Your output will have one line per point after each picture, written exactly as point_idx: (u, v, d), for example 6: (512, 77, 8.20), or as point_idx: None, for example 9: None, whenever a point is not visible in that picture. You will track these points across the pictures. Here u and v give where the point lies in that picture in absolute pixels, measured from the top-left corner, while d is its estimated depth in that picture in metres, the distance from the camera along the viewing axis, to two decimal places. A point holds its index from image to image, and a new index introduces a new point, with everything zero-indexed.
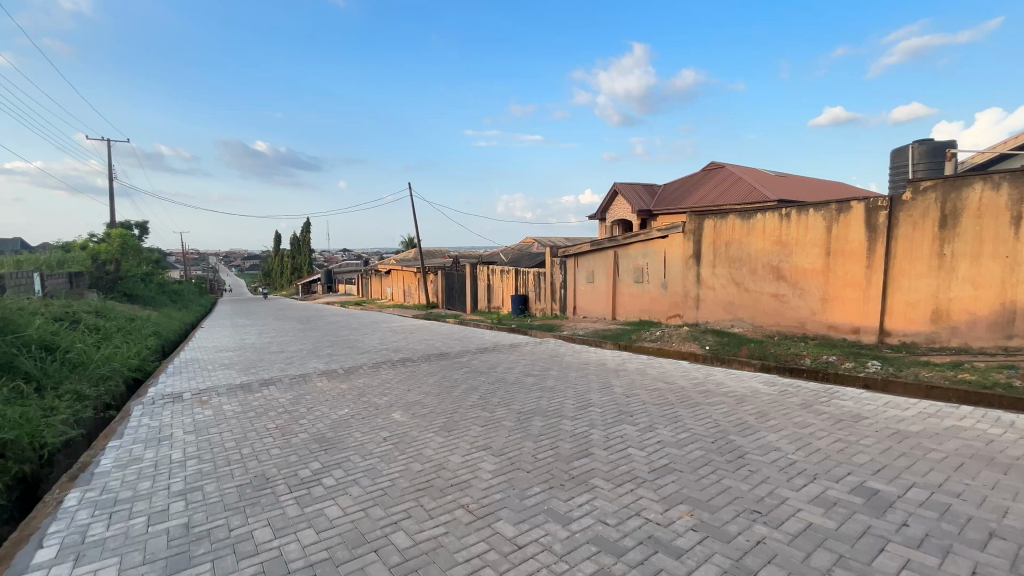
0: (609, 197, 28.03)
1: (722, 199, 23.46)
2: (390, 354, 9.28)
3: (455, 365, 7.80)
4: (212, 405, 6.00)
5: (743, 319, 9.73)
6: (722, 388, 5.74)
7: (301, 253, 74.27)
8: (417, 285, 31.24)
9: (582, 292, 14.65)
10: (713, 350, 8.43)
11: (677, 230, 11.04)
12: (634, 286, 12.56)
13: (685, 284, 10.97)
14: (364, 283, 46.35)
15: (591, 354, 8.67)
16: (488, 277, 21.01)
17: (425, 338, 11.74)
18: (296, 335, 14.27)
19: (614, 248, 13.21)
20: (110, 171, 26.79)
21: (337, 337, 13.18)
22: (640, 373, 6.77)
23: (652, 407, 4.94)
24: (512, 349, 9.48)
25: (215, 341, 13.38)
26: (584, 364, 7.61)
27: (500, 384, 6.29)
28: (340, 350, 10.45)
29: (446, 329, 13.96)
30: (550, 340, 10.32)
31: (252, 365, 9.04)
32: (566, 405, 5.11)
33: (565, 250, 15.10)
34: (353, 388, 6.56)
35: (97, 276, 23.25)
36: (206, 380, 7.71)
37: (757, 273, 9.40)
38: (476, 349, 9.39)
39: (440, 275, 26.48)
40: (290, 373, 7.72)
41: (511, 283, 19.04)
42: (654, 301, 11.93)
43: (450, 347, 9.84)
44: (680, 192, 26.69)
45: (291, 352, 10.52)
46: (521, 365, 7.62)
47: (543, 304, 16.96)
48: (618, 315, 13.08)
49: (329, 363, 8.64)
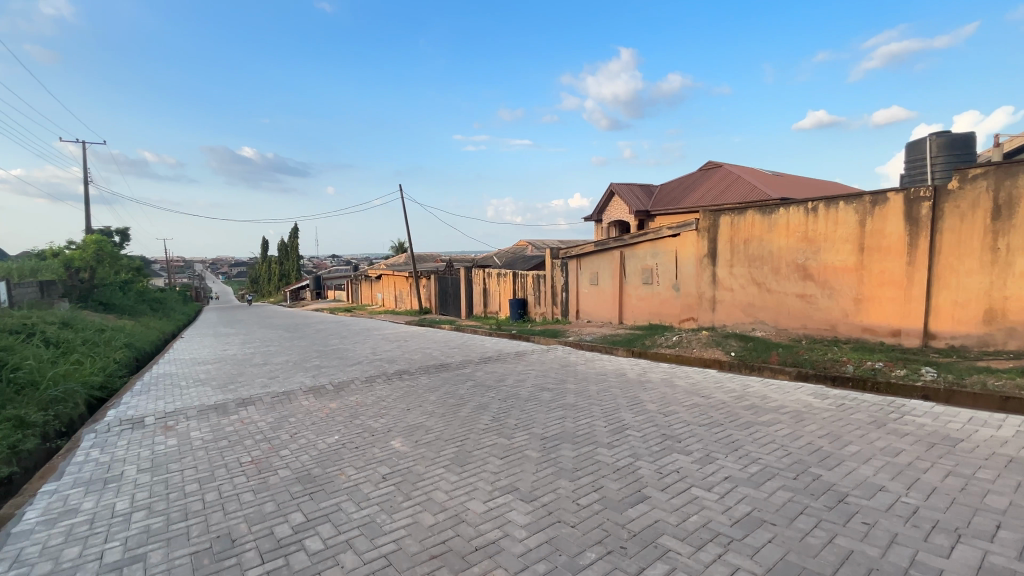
0: (606, 198, 27.42)
1: (722, 198, 22.94)
2: (384, 366, 8.42)
3: (458, 378, 6.98)
4: (178, 432, 5.13)
5: (765, 322, 9.04)
6: (770, 403, 5.00)
7: (289, 259, 72.85)
8: (409, 290, 30.31)
9: (585, 295, 13.92)
10: (740, 357, 7.71)
11: (690, 227, 10.37)
12: (643, 289, 11.85)
13: (699, 285, 10.28)
14: (353, 289, 45.25)
15: (606, 363, 7.92)
16: (484, 280, 20.19)
17: (422, 347, 10.91)
18: (281, 345, 13.33)
19: (620, 248, 12.51)
20: (86, 175, 25.74)
21: (327, 347, 12.27)
22: (668, 385, 6.02)
23: (698, 429, 4.18)
24: (519, 358, 8.69)
25: (193, 353, 12.41)
26: (602, 375, 6.85)
27: (513, 401, 5.50)
28: (329, 361, 9.58)
29: (443, 336, 13.13)
30: (558, 348, 9.55)
31: (231, 381, 8.15)
32: (597, 428, 4.34)
33: (567, 251, 14.36)
34: (344, 408, 5.72)
35: (70, 286, 22.04)
36: (177, 399, 6.81)
37: (781, 272, 8.73)
38: (478, 359, 8.58)
39: (434, 279, 25.63)
40: (273, 390, 6.85)
41: (509, 287, 18.26)
42: (665, 304, 11.22)
43: (450, 357, 9.02)
44: (678, 192, 26.14)
45: (275, 364, 9.62)
46: (532, 377, 6.83)
47: (543, 308, 16.21)
48: (626, 319, 12.36)
49: (317, 377, 7.77)
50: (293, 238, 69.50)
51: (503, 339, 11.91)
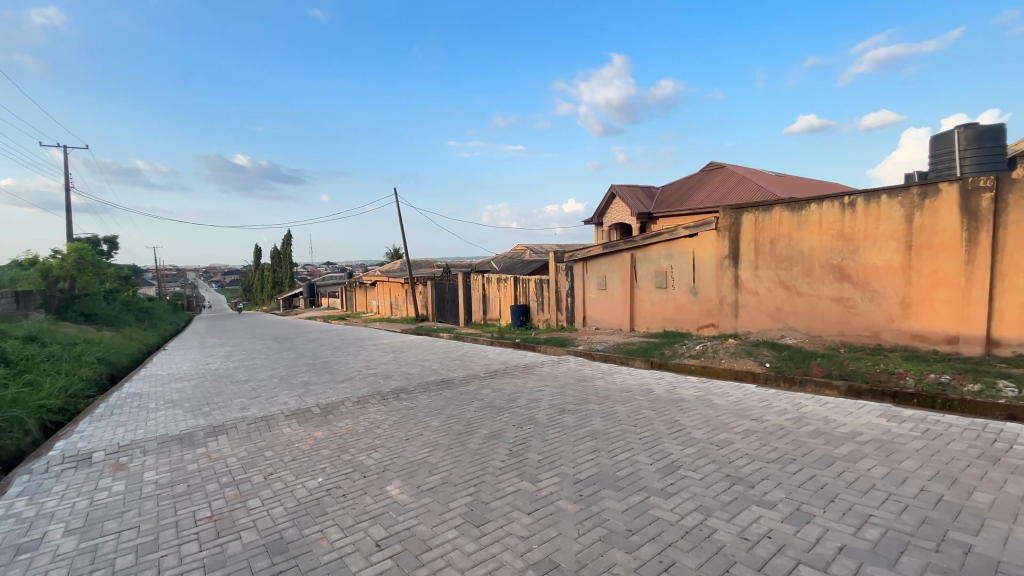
0: (606, 200, 26.72)
1: (726, 199, 22.30)
2: (379, 383, 7.58)
3: (463, 398, 6.16)
4: (130, 473, 4.25)
5: (796, 329, 8.27)
6: (837, 427, 4.22)
7: (281, 267, 71.85)
8: (405, 296, 29.40)
9: (593, 301, 13.13)
10: (776, 369, 6.89)
11: (710, 226, 9.61)
12: (657, 294, 11.08)
13: (720, 289, 9.50)
14: (348, 296, 44.36)
15: (626, 377, 7.13)
16: (483, 286, 19.35)
17: (420, 359, 10.08)
18: (268, 358, 12.43)
19: (631, 250, 11.74)
20: (67, 182, 24.86)
21: (317, 360, 11.40)
22: (706, 405, 5.23)
23: (765, 464, 3.40)
24: (528, 372, 7.88)
25: (172, 368, 11.48)
26: (626, 392, 6.04)
27: (530, 428, 4.70)
28: (318, 377, 8.72)
29: (443, 346, 12.30)
30: (569, 358, 8.74)
31: (208, 401, 7.29)
32: (642, 466, 3.52)
33: (573, 254, 13.58)
34: (332, 437, 4.89)
35: (48, 296, 21.02)
36: (139, 426, 5.92)
37: (813, 273, 7.98)
38: (483, 373, 7.75)
39: (430, 286, 24.77)
40: (252, 414, 6.00)
41: (510, 293, 17.44)
42: (682, 310, 10.45)
43: (452, 371, 8.18)
44: (680, 194, 25.48)
45: (259, 381, 8.74)
46: (546, 395, 6.03)
47: (547, 315, 15.40)
48: (638, 326, 11.59)
49: (303, 397, 6.92)
50: (286, 245, 68.43)
51: (508, 349, 11.10)
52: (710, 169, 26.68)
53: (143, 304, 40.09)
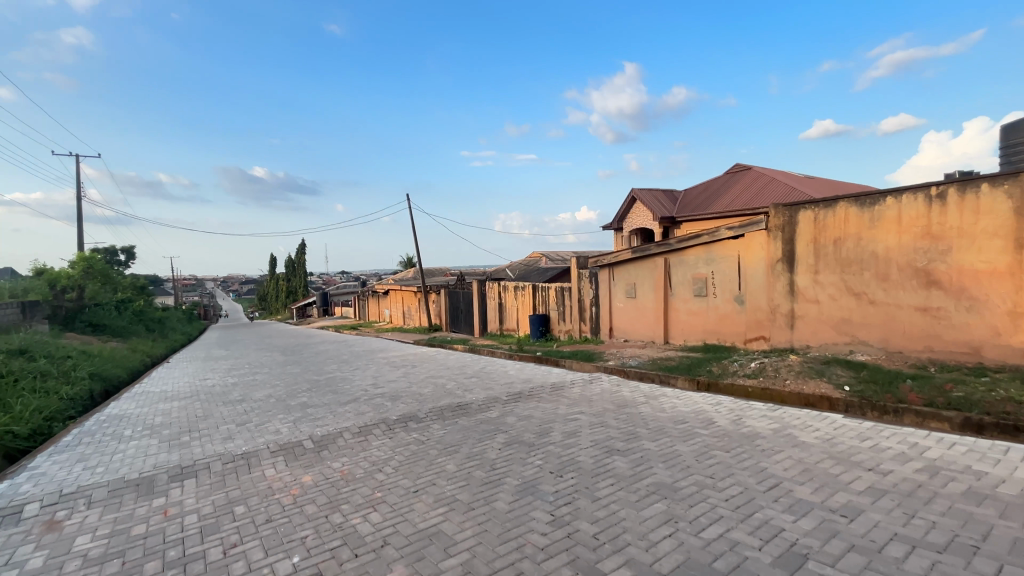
0: (626, 204, 25.63)
1: (755, 202, 21.07)
2: (385, 407, 6.61)
3: (483, 429, 5.15)
4: (60, 537, 3.31)
5: (869, 343, 7.10)
6: (995, 486, 3.11)
7: (295, 276, 71.92)
8: (418, 305, 28.56)
9: (621, 310, 12.06)
10: (858, 394, 5.65)
11: (758, 226, 8.49)
12: (696, 303, 9.96)
13: (773, 297, 8.35)
14: (360, 306, 43.77)
15: (674, 401, 6.05)
16: (499, 294, 18.37)
17: (434, 376, 9.11)
18: (271, 373, 11.55)
19: (664, 254, 10.66)
20: (80, 192, 24.65)
21: (322, 375, 10.49)
22: (792, 444, 4.14)
23: (939, 559, 2.31)
24: (557, 393, 6.83)
25: (167, 385, 10.64)
26: (682, 424, 4.96)
27: (573, 478, 3.66)
28: (320, 397, 7.79)
29: (459, 360, 11.31)
30: (601, 378, 7.66)
31: (191, 428, 6.37)
32: (748, 554, 2.46)
33: (598, 259, 12.53)
34: (323, 485, 3.92)
35: (55, 306, 20.54)
36: (102, 463, 5.00)
37: (891, 278, 6.82)
38: (505, 395, 6.74)
39: (444, 294, 23.86)
40: (235, 448, 5.07)
41: (528, 302, 16.42)
42: (725, 321, 9.32)
43: (469, 392, 7.18)
44: (705, 198, 24.31)
45: (255, 402, 7.84)
46: (584, 427, 4.99)
47: (569, 326, 14.35)
48: (674, 338, 10.47)
49: (298, 425, 5.97)
50: (300, 254, 68.37)
51: (529, 364, 10.08)
52: (735, 171, 25.50)
53: (157, 313, 39.92)
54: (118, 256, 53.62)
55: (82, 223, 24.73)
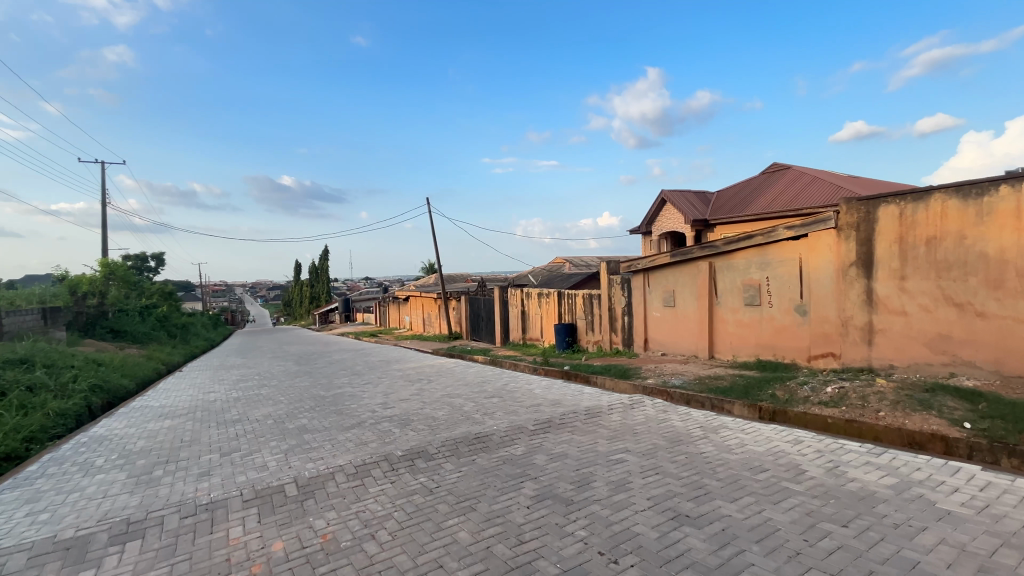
0: (655, 207, 24.39)
1: (796, 202, 19.60)
2: (392, 437, 5.68)
3: (506, 475, 4.16)
4: None
5: (977, 365, 5.84)
6: None
7: (319, 282, 72.51)
8: (438, 312, 27.76)
9: (658, 321, 10.90)
10: (984, 434, 4.42)
11: (826, 224, 7.28)
12: (748, 313, 8.75)
13: (845, 308, 7.11)
14: (382, 312, 43.39)
15: (739, 437, 4.93)
16: (522, 301, 17.37)
17: (450, 395, 8.16)
18: (279, 386, 10.81)
19: (708, 258, 9.49)
20: (104, 198, 24.85)
21: (330, 390, 9.66)
22: (934, 516, 3.00)
23: None
24: (592, 422, 5.78)
25: (168, 399, 9.97)
26: (761, 473, 3.86)
27: (633, 567, 2.61)
28: (322, 420, 6.92)
29: (478, 375, 10.34)
30: (643, 403, 6.56)
31: (170, 457, 5.54)
32: None
33: (632, 264, 11.41)
34: (296, 560, 2.98)
35: (75, 312, 20.43)
36: (50, 506, 4.18)
37: (1007, 286, 5.59)
38: (532, 423, 5.73)
39: (465, 301, 23.01)
40: (206, 491, 4.19)
41: (553, 310, 15.37)
42: (784, 335, 8.10)
43: (489, 419, 6.20)
44: (740, 200, 22.86)
45: (251, 423, 7.02)
46: (634, 476, 3.94)
47: (598, 336, 13.25)
48: (721, 353, 9.28)
49: (288, 459, 5.08)
50: (324, 260, 68.79)
51: (557, 381, 9.03)
52: (772, 170, 23.98)
53: (183, 319, 40.27)
54: (148, 263, 54.76)
55: (105, 229, 24.80)
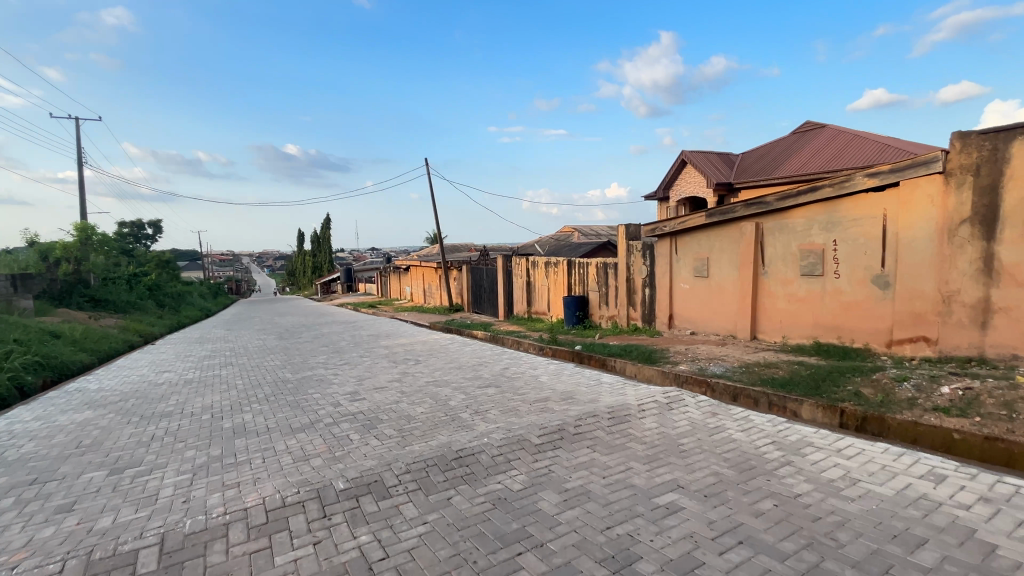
0: (674, 169, 22.38)
1: (833, 163, 17.62)
2: (345, 449, 4.18)
3: (495, 536, 2.63)
4: None
5: None
6: None
7: (321, 251, 71.32)
8: (438, 282, 26.28)
9: (688, 295, 9.27)
10: None
11: (930, 168, 5.52)
12: (804, 286, 7.09)
13: (949, 280, 5.42)
14: (383, 283, 42.11)
15: (841, 465, 3.35)
16: (527, 271, 15.77)
17: (437, 382, 6.67)
18: (247, 365, 9.40)
19: (755, 218, 7.77)
20: (80, 156, 23.27)
21: (298, 372, 8.19)
22: None
23: None
24: (619, 431, 4.25)
25: (113, 380, 8.56)
26: (923, 555, 2.29)
27: None
28: (270, 416, 5.46)
29: (474, 355, 8.83)
30: (683, 402, 5.00)
31: (42, 473, 4.06)
32: None
33: (657, 227, 9.70)
34: None
35: (49, 280, 19.15)
36: None
37: None
38: (537, 432, 4.20)
39: (466, 271, 21.42)
40: (30, 553, 2.70)
41: (561, 280, 13.77)
42: (855, 315, 6.44)
43: (479, 423, 4.67)
44: (768, 162, 20.85)
45: (181, 418, 5.57)
46: (705, 550, 2.39)
47: (612, 311, 11.67)
48: (766, 334, 7.68)
49: (192, 485, 3.60)
50: (326, 229, 67.09)
51: (567, 366, 7.49)
52: (805, 130, 21.81)
53: (179, 288, 39.22)
54: (145, 230, 53.50)
55: (84, 191, 23.23)
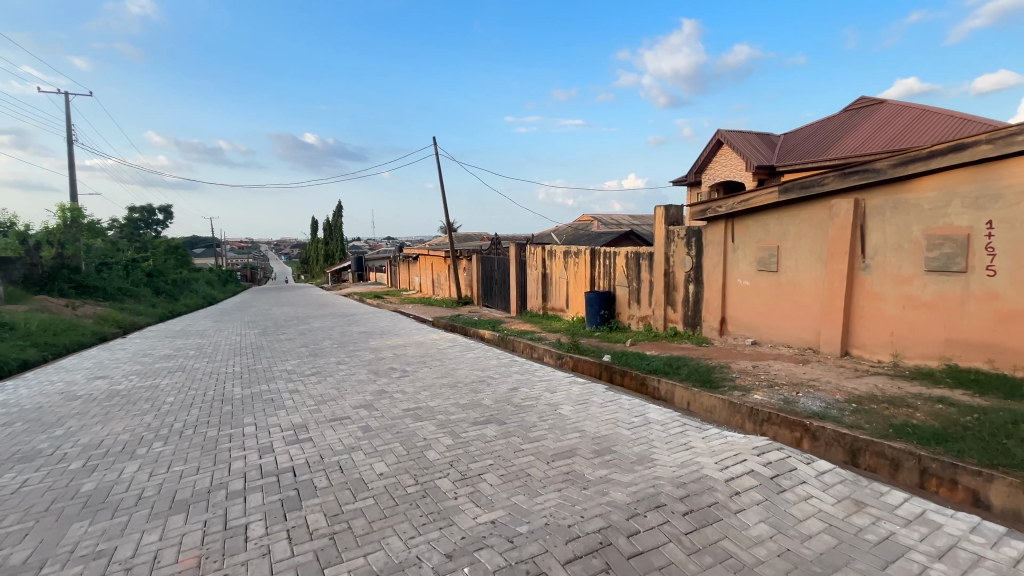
0: (708, 150, 20.14)
1: (900, 141, 15.22)
2: (226, 567, 2.39)
3: None
4: None
5: None
6: None
7: (333, 239, 70.40)
8: (448, 273, 24.50)
9: (749, 294, 7.31)
10: None
11: None
12: (931, 287, 5.09)
13: None
14: (393, 272, 40.65)
15: None
16: (544, 262, 13.90)
17: (419, 412, 4.88)
18: (201, 371, 7.75)
19: (855, 193, 5.76)
20: (70, 133, 22.00)
21: (251, 386, 6.46)
22: None
23: None
24: (710, 546, 2.38)
25: (28, 389, 6.91)
26: None
27: None
28: (163, 468, 3.71)
29: (476, 367, 7.03)
30: (795, 469, 3.10)
31: None
32: None
33: (710, 208, 7.73)
34: None
35: (29, 265, 17.92)
36: None
37: None
38: (562, 544, 2.35)
39: (476, 260, 19.60)
40: None
41: (583, 273, 11.88)
42: (1021, 331, 4.45)
43: (465, 510, 2.84)
44: (817, 143, 18.48)
45: (40, 466, 3.85)
46: None
47: (645, 311, 9.75)
48: (866, 351, 5.70)
49: None
50: (339, 216, 65.76)
51: (595, 387, 5.65)
52: (861, 107, 19.34)
53: (185, 275, 38.24)
54: (156, 216, 52.98)
55: (74, 172, 21.96)
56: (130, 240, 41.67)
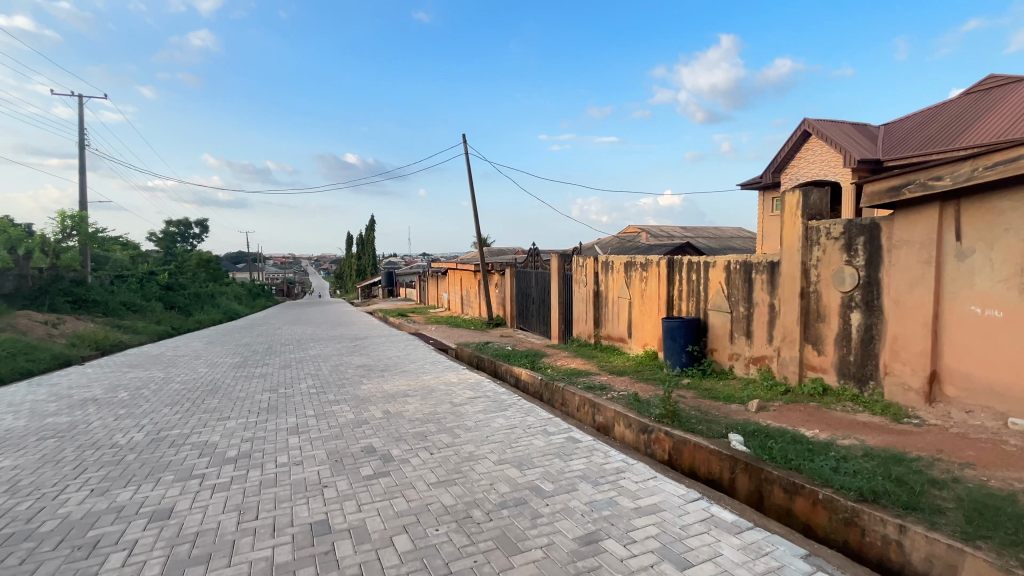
0: (790, 143, 16.68)
1: None
2: None
3: None
4: None
5: None
6: None
7: (366, 254, 69.51)
8: (477, 289, 21.69)
9: (1007, 336, 4.04)
10: None
11: None
12: None
13: None
14: (422, 289, 38.41)
15: None
16: (597, 277, 10.89)
17: None
18: (90, 435, 5.08)
19: None
20: (82, 137, 20.87)
21: (111, 487, 3.64)
22: None
23: None
24: None
25: None
26: None
27: None
28: None
29: (509, 456, 4.05)
30: None
31: None
32: None
33: (910, 183, 4.56)
34: None
35: (17, 277, 16.27)
36: None
37: None
38: None
39: (509, 275, 16.75)
40: None
41: (655, 292, 8.80)
42: None
43: None
44: (935, 132, 14.82)
45: None
46: None
47: (763, 350, 6.55)
48: None
49: None
50: (371, 231, 64.56)
51: (773, 549, 2.57)
52: (988, 88, 15.56)
53: (211, 288, 37.24)
54: (192, 230, 53.38)
55: (84, 178, 20.63)
56: (161, 254, 41.20)
